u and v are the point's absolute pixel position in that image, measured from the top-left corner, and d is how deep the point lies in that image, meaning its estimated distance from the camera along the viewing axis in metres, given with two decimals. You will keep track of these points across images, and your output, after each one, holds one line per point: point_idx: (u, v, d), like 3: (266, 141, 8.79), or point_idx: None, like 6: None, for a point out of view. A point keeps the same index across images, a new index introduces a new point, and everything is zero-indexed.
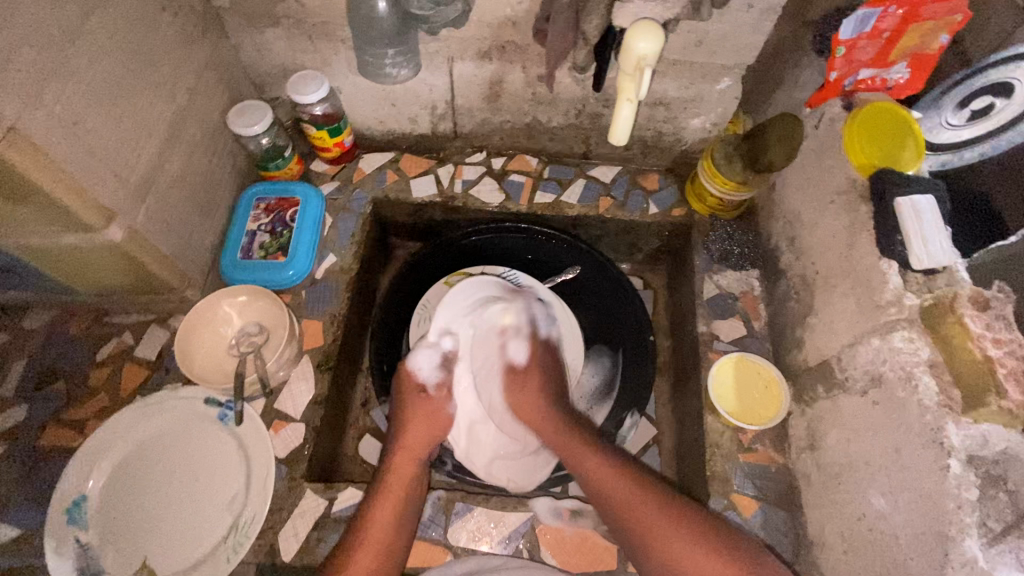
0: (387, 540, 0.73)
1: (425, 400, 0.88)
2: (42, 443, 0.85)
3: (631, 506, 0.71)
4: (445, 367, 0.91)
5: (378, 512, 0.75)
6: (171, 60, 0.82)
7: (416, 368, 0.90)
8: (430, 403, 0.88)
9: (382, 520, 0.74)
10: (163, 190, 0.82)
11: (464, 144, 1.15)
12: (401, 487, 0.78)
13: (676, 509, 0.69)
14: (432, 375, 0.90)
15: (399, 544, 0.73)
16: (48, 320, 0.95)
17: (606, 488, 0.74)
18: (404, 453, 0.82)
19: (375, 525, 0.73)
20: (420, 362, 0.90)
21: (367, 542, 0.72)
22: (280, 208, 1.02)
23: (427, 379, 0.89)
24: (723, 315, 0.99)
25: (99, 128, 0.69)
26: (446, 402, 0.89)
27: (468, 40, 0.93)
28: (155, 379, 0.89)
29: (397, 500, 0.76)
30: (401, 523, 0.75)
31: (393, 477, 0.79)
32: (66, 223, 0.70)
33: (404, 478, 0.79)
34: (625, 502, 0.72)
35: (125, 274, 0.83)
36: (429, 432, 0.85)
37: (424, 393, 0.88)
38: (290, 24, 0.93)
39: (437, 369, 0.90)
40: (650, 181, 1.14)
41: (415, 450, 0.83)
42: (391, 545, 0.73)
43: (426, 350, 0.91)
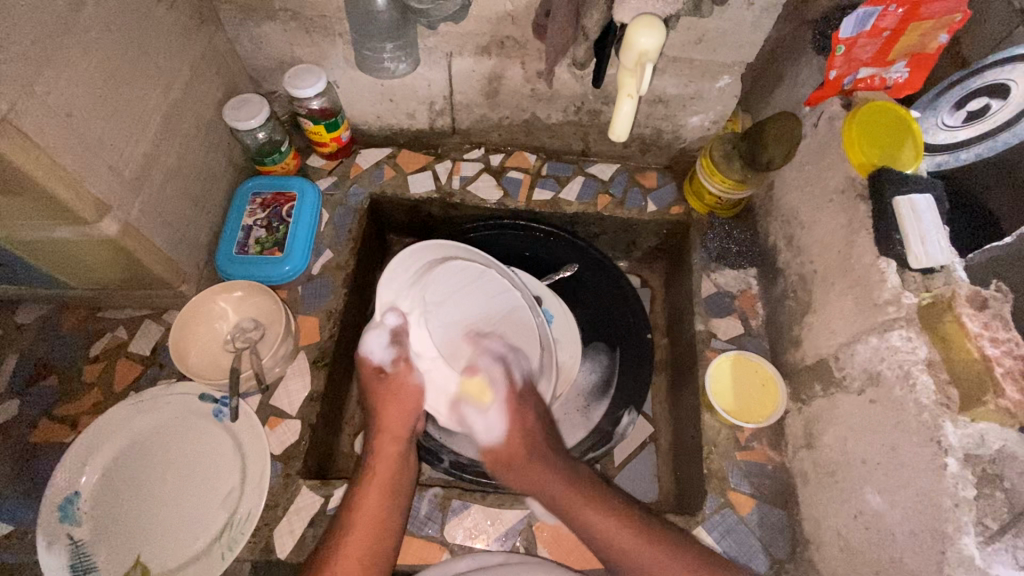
0: (379, 525, 0.73)
1: (388, 382, 0.79)
2: (35, 438, 0.84)
3: (620, 542, 0.71)
4: (397, 345, 0.77)
5: (365, 500, 0.75)
6: (167, 52, 0.81)
7: (368, 351, 0.79)
8: (391, 384, 0.79)
9: (372, 503, 0.74)
10: (158, 184, 0.81)
11: (462, 141, 1.15)
12: (386, 471, 0.78)
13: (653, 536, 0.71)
14: (387, 354, 0.79)
15: (392, 522, 0.74)
16: (41, 315, 0.94)
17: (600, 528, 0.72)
18: (386, 439, 0.80)
19: (364, 513, 0.73)
20: (372, 345, 0.79)
21: (357, 526, 0.72)
22: (277, 203, 1.01)
23: (382, 360, 0.79)
24: (721, 314, 0.99)
25: (93, 120, 0.68)
26: (411, 374, 0.78)
27: (467, 35, 0.92)
28: (149, 374, 0.89)
29: (387, 482, 0.77)
30: (390, 508, 0.75)
31: (377, 463, 0.78)
32: (58, 215, 0.69)
33: (387, 459, 0.79)
34: (614, 536, 0.71)
35: (119, 268, 0.82)
36: (400, 414, 0.79)
37: (383, 373, 0.80)
38: (287, 17, 0.92)
39: (389, 347, 0.78)
40: (649, 179, 1.14)
41: (393, 431, 0.80)
42: (383, 528, 0.73)
43: (376, 330, 0.79)
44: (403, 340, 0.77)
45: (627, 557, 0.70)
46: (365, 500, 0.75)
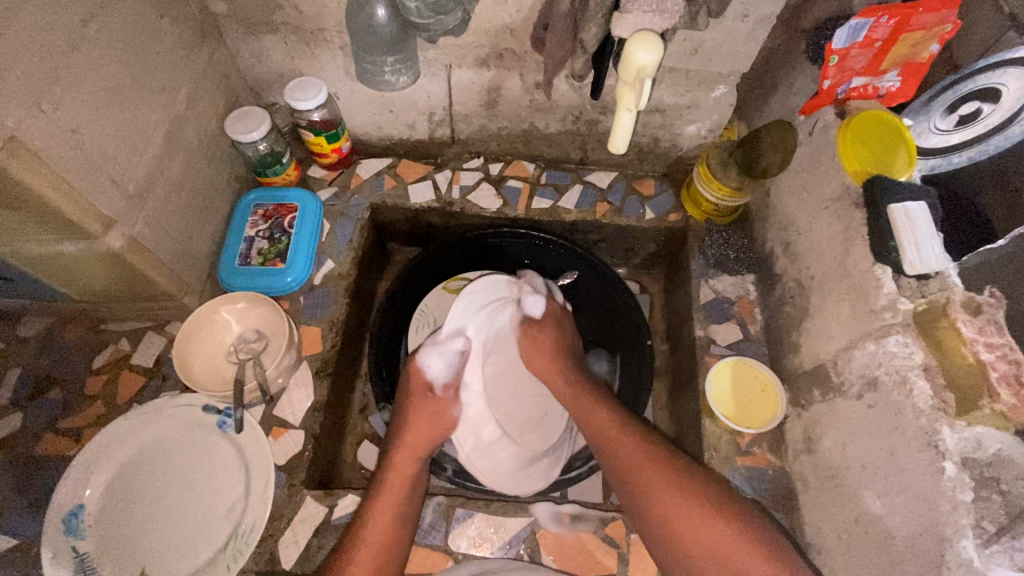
0: (390, 542, 0.73)
1: (432, 400, 0.87)
2: (39, 451, 0.84)
3: (634, 466, 0.75)
4: (456, 369, 0.90)
5: (378, 512, 0.75)
6: (170, 66, 0.82)
7: (426, 365, 0.89)
8: (436, 403, 0.87)
9: (385, 517, 0.74)
10: (161, 197, 0.82)
11: (461, 150, 1.16)
12: (402, 484, 0.78)
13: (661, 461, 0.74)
14: (442, 374, 0.89)
15: (400, 541, 0.74)
16: (44, 328, 0.94)
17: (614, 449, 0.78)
18: (405, 452, 0.82)
19: (378, 526, 0.73)
20: (430, 361, 0.89)
21: (367, 542, 0.72)
22: (279, 214, 1.02)
23: (436, 378, 0.88)
24: (720, 320, 1.00)
25: (98, 136, 0.69)
26: (453, 404, 0.88)
27: (466, 48, 0.93)
28: (153, 386, 0.89)
29: (399, 496, 0.77)
30: (401, 524, 0.75)
31: (394, 474, 0.79)
32: (63, 230, 0.69)
33: (405, 472, 0.79)
34: (627, 458, 0.76)
35: (124, 281, 0.83)
36: (430, 433, 0.84)
37: (431, 391, 0.87)
38: (288, 31, 0.93)
39: (448, 367, 0.90)
40: (647, 186, 1.15)
41: (415, 448, 0.82)
42: (393, 544, 0.73)
43: (438, 349, 0.90)
44: (461, 365, 0.91)
45: (637, 480, 0.74)
46: (378, 513, 0.74)
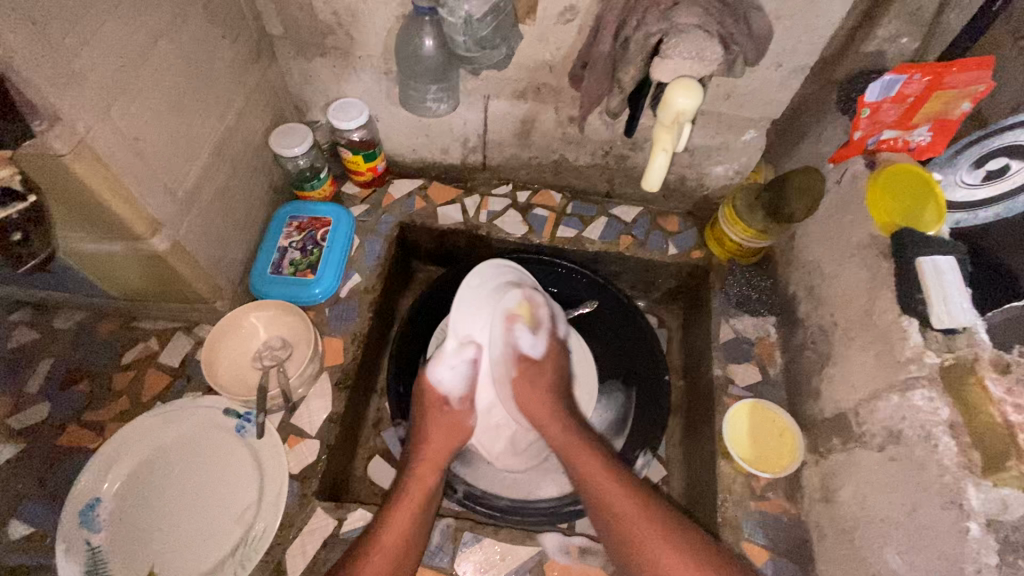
0: (408, 538, 0.75)
1: (449, 413, 0.90)
2: (61, 442, 0.86)
3: (622, 510, 0.76)
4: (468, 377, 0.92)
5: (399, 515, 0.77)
6: (225, 83, 0.86)
7: (439, 381, 0.91)
8: (452, 416, 0.90)
9: (400, 524, 0.76)
10: (205, 205, 0.85)
11: (491, 176, 1.19)
12: (423, 492, 0.81)
13: (655, 515, 0.75)
14: (457, 389, 0.92)
15: (414, 546, 0.76)
16: (78, 321, 0.97)
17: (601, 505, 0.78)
18: (426, 464, 0.85)
19: (396, 525, 0.76)
20: (442, 375, 0.91)
21: (383, 544, 0.74)
22: (313, 227, 1.05)
23: (450, 392, 0.91)
24: (739, 360, 1.00)
25: (156, 144, 0.72)
26: (470, 414, 0.92)
27: (506, 81, 0.96)
28: (177, 386, 0.91)
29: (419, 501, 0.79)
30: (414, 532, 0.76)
31: (415, 484, 0.82)
32: (115, 231, 0.72)
33: (426, 480, 0.83)
34: (614, 502, 0.77)
35: (160, 282, 0.85)
36: (450, 442, 0.88)
37: (447, 405, 0.90)
38: (338, 55, 0.97)
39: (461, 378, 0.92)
40: (671, 222, 1.16)
41: (438, 459, 0.86)
42: (408, 547, 0.75)
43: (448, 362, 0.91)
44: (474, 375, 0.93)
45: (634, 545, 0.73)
46: (394, 519, 0.76)
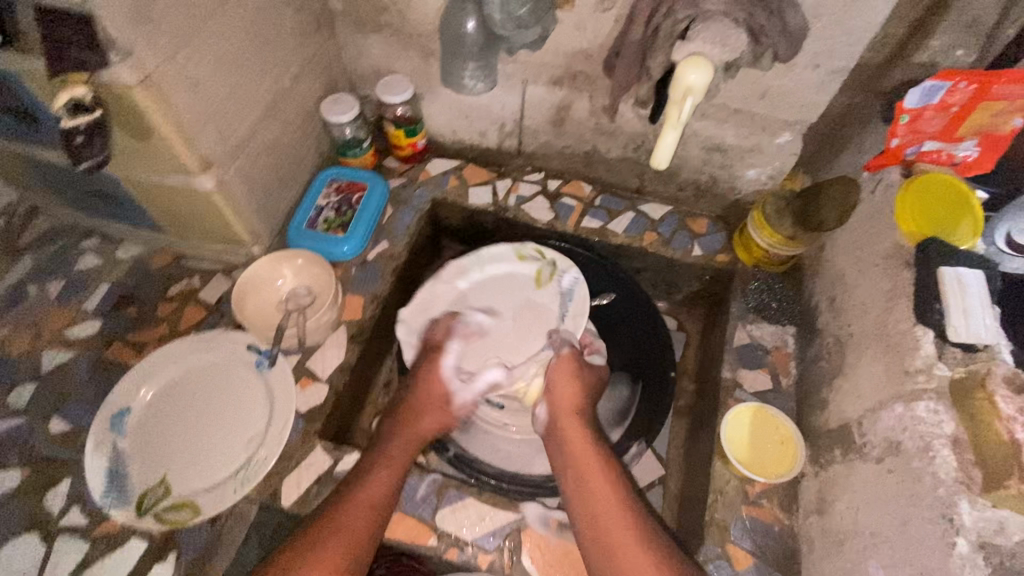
0: (383, 497, 0.76)
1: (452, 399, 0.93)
2: (107, 355, 0.97)
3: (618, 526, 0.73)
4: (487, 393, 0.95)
5: (377, 478, 0.78)
6: (285, 47, 0.94)
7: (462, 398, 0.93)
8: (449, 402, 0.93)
9: (377, 481, 0.78)
10: (254, 156, 0.93)
11: (525, 163, 1.23)
12: (400, 454, 0.83)
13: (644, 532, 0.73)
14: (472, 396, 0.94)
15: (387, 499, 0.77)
16: (136, 254, 1.08)
17: (595, 513, 0.76)
18: (409, 430, 0.86)
19: (376, 483, 0.77)
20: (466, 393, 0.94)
21: (359, 495, 0.75)
22: (350, 191, 1.11)
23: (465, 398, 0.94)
24: (750, 365, 0.98)
25: (216, 91, 0.80)
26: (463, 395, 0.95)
27: (544, 66, 1.00)
28: (211, 320, 1.00)
29: (400, 468, 0.81)
30: (393, 487, 0.78)
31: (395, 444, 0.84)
32: (172, 164, 0.81)
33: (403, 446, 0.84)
34: (609, 512, 0.75)
35: (207, 220, 0.94)
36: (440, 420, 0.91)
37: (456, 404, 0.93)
38: (390, 32, 1.04)
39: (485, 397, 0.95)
40: (699, 224, 1.15)
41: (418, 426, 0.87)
42: (384, 502, 0.76)
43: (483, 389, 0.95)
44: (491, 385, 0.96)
45: (612, 547, 0.72)
46: (375, 476, 0.78)
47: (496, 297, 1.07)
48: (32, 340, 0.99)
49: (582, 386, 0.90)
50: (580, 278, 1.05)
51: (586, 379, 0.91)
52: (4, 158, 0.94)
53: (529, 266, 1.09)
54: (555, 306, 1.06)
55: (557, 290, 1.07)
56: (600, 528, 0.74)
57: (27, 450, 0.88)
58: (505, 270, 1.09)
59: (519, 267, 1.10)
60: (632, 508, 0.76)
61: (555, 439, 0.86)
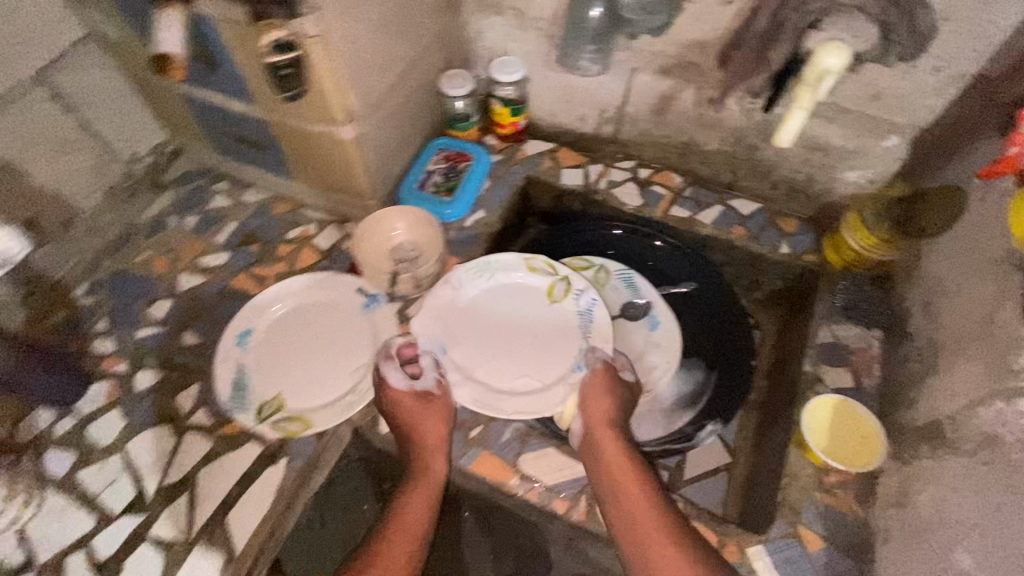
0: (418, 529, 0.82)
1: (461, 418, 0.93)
2: (232, 284, 1.08)
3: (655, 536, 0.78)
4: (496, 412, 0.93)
5: (413, 504, 0.84)
6: (421, 20, 1.03)
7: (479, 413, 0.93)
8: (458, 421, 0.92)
9: (410, 514, 0.83)
10: (383, 117, 1.02)
11: (618, 150, 1.27)
12: (432, 478, 0.87)
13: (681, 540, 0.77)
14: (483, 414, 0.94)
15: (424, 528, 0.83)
16: (260, 199, 1.20)
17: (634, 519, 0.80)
18: (437, 444, 0.88)
19: (409, 517, 0.83)
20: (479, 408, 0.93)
21: (395, 529, 0.81)
22: (458, 160, 1.20)
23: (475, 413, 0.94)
24: (833, 362, 0.99)
25: (367, 52, 0.89)
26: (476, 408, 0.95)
27: (656, 55, 1.05)
28: (323, 264, 1.10)
29: (429, 495, 0.85)
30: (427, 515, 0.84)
31: (426, 464, 0.87)
32: (323, 114, 0.91)
33: (436, 464, 0.87)
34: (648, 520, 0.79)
35: (337, 171, 1.04)
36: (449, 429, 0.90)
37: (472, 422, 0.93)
38: (512, 14, 1.11)
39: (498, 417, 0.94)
40: (788, 223, 1.17)
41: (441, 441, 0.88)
42: (420, 532, 0.82)
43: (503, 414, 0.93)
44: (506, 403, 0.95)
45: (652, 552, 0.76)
46: (410, 505, 0.84)
47: (509, 311, 1.02)
48: (168, 263, 1.11)
49: (611, 403, 0.92)
50: (598, 300, 1.00)
51: (618, 396, 0.93)
52: (168, 100, 1.07)
53: (541, 279, 1.03)
54: (574, 323, 1.01)
55: (574, 309, 1.01)
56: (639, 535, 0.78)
57: (162, 356, 1.00)
58: (514, 285, 1.04)
59: (530, 278, 1.03)
60: (669, 518, 0.80)
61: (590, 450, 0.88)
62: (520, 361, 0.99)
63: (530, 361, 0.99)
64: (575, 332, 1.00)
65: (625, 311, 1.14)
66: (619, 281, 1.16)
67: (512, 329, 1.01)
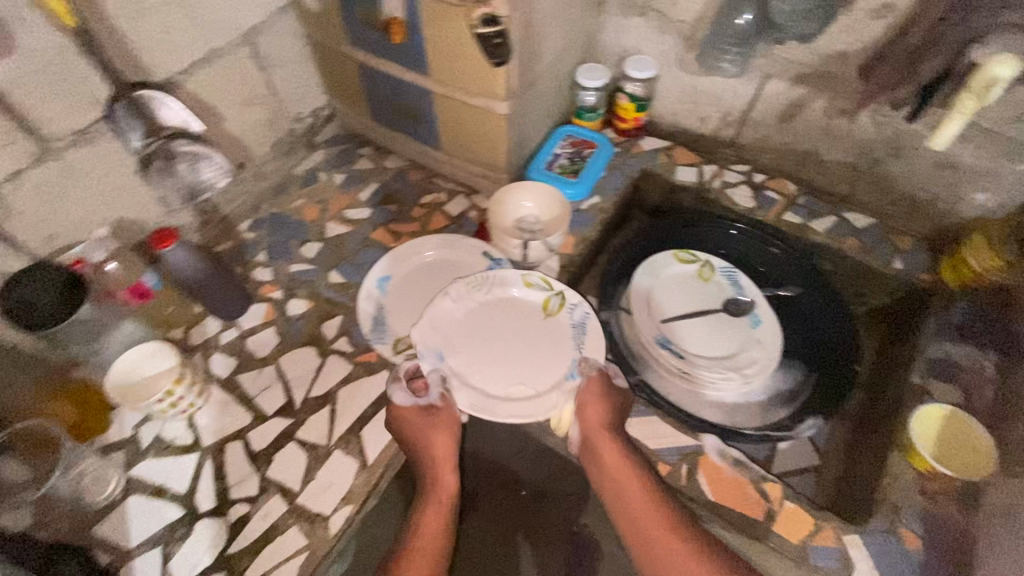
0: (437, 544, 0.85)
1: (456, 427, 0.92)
2: (373, 236, 1.21)
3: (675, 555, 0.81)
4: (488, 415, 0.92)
5: (428, 521, 0.87)
6: (574, 13, 1.12)
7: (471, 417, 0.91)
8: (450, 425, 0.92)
9: (430, 525, 0.86)
10: (528, 99, 1.12)
11: (735, 154, 1.32)
12: (442, 495, 0.90)
13: (699, 555, 0.81)
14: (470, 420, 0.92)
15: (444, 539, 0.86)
16: (399, 165, 1.33)
17: (647, 536, 0.84)
18: (442, 465, 0.91)
19: (426, 533, 0.85)
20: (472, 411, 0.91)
21: (419, 544, 0.84)
22: (583, 147, 1.29)
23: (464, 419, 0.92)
24: (943, 378, 1.00)
25: (531, 35, 0.99)
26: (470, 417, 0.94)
27: (794, 63, 1.10)
28: (453, 228, 1.21)
29: (443, 505, 0.89)
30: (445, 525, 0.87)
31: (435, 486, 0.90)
32: (489, 88, 1.03)
33: (443, 481, 0.91)
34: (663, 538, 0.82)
35: (482, 143, 1.16)
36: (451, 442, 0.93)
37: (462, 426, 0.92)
38: (654, 16, 1.19)
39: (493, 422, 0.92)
40: (903, 240, 1.18)
41: (446, 461, 0.91)
42: (441, 544, 0.85)
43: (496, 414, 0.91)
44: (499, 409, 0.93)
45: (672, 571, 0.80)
46: (426, 518, 0.87)
47: (503, 319, 1.01)
48: (319, 211, 1.25)
49: (610, 410, 0.92)
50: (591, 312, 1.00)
51: (614, 401, 0.93)
52: (341, 69, 1.22)
53: (536, 294, 1.02)
54: (569, 336, 1.00)
55: (568, 320, 1.01)
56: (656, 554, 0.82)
57: (312, 289, 1.14)
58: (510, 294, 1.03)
59: (527, 293, 1.02)
60: (682, 528, 0.83)
61: (590, 453, 0.92)
62: (515, 368, 0.97)
63: (526, 368, 0.97)
64: (570, 343, 0.99)
65: (727, 305, 1.18)
66: (724, 278, 1.21)
67: (509, 338, 0.99)
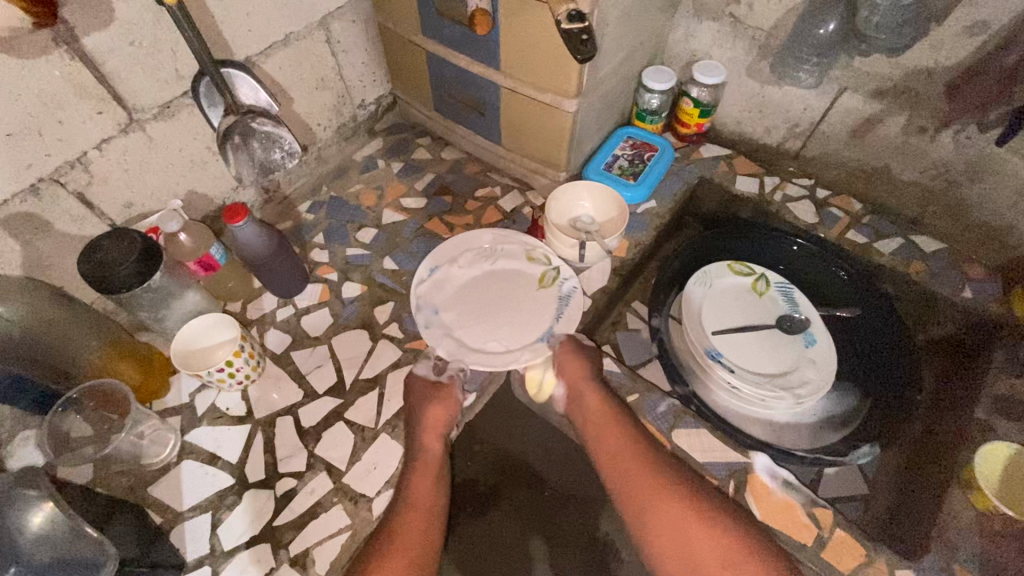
0: (429, 513, 0.84)
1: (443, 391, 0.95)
2: (426, 225, 1.22)
3: (671, 516, 0.80)
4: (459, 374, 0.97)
5: (421, 483, 0.87)
6: (647, 15, 1.11)
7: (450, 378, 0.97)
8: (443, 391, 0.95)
9: (421, 493, 0.86)
10: (593, 98, 1.11)
11: (798, 168, 1.29)
12: (431, 462, 0.89)
13: (694, 507, 0.80)
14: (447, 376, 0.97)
15: (437, 505, 0.86)
16: (456, 157, 1.34)
17: (637, 497, 0.83)
18: (429, 433, 0.91)
19: (417, 503, 0.84)
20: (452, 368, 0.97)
21: (409, 511, 0.83)
22: (643, 149, 1.27)
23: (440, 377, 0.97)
24: (1010, 416, 0.96)
25: (605, 35, 0.99)
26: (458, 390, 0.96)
27: (873, 77, 1.06)
28: (505, 223, 1.22)
29: (435, 471, 0.88)
30: (437, 486, 0.87)
31: (424, 456, 0.89)
32: (560, 84, 1.02)
33: (432, 451, 0.90)
34: (657, 496, 0.82)
35: (543, 139, 1.16)
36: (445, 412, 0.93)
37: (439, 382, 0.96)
38: (728, 21, 1.17)
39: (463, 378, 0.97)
40: (975, 270, 1.12)
41: (436, 430, 0.91)
42: (433, 511, 0.85)
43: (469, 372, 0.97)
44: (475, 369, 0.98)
45: (669, 531, 0.79)
46: (417, 482, 0.87)
47: (500, 288, 1.06)
48: (375, 198, 1.27)
49: (586, 366, 0.96)
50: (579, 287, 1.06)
51: (590, 358, 0.97)
52: (408, 59, 1.23)
53: (535, 267, 1.09)
54: (551, 306, 1.05)
55: (556, 293, 1.06)
56: (650, 513, 0.81)
57: (366, 274, 1.15)
58: (506, 271, 1.08)
59: (525, 266, 1.09)
60: (675, 481, 0.83)
61: (575, 408, 0.95)
62: (500, 330, 1.02)
63: (509, 332, 1.02)
64: (550, 313, 1.04)
65: (782, 322, 1.16)
66: (779, 293, 1.18)
67: (503, 303, 1.05)
